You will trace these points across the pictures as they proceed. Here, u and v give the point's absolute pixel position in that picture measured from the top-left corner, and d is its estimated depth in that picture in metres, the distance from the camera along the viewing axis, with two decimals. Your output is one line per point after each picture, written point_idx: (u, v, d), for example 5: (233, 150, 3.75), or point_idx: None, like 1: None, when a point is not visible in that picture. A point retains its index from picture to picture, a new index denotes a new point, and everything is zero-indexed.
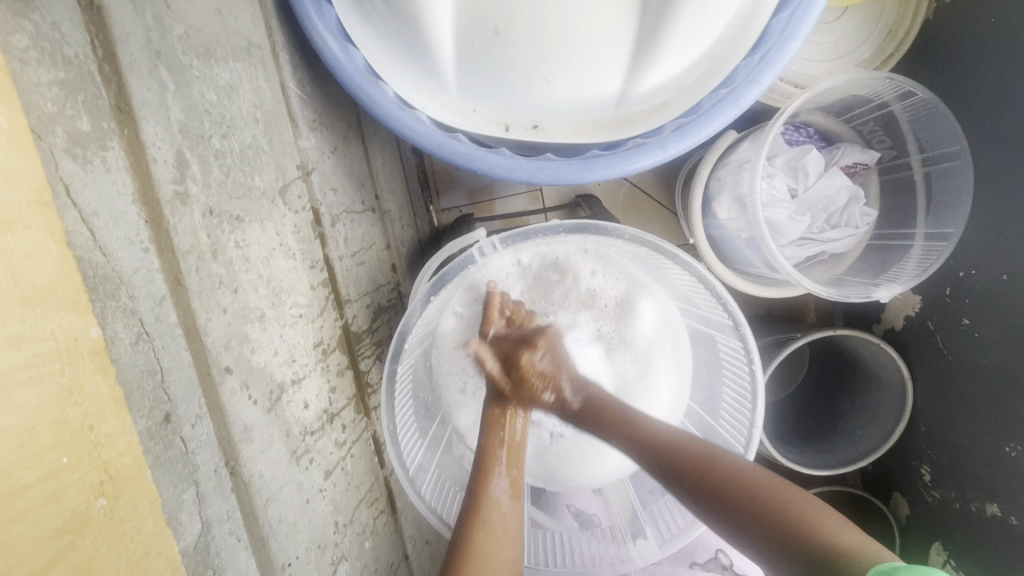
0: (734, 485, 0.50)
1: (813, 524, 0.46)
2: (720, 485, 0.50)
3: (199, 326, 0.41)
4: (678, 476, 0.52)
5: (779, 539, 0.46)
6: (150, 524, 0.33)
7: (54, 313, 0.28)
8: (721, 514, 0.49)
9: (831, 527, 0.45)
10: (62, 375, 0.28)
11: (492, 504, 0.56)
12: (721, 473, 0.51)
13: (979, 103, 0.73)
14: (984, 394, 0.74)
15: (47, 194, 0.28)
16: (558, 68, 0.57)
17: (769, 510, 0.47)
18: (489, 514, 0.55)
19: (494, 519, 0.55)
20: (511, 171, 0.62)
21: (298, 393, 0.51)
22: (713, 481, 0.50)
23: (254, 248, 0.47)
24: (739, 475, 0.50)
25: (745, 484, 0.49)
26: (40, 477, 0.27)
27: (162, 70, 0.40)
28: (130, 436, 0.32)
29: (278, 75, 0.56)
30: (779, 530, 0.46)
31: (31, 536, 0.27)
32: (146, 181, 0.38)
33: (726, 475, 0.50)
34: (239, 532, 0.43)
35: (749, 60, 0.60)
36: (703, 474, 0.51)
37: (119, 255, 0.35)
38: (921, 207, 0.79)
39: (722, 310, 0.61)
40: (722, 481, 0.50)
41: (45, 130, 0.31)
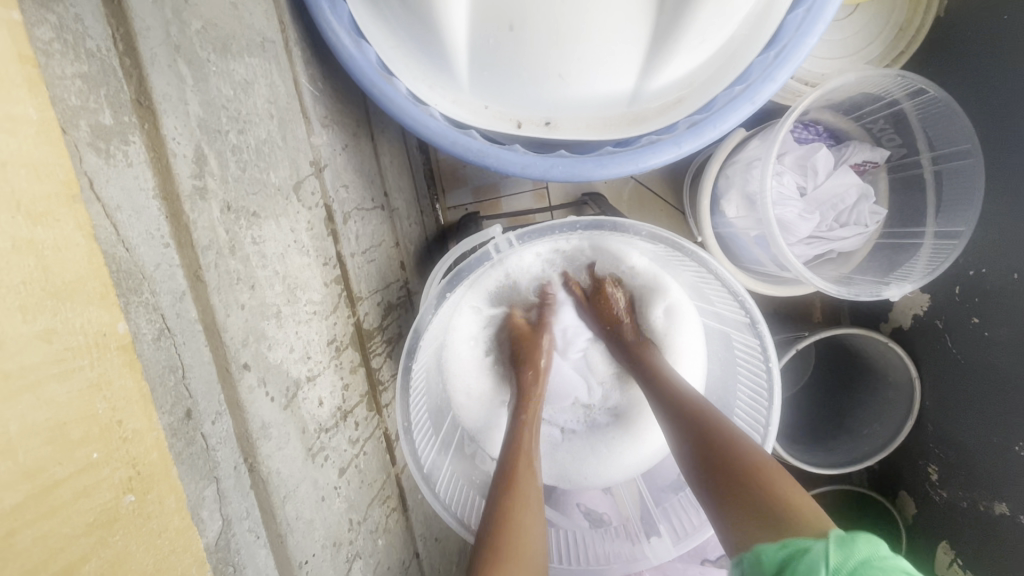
0: (720, 439, 0.51)
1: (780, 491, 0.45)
2: (709, 443, 0.51)
3: (218, 322, 0.40)
4: (677, 424, 0.55)
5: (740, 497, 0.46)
6: (176, 521, 0.33)
7: (82, 308, 0.28)
8: (700, 465, 0.51)
9: (796, 499, 0.44)
10: (91, 370, 0.28)
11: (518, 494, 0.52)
12: (710, 430, 0.52)
13: (989, 102, 0.73)
14: (993, 392, 0.74)
15: (74, 187, 0.28)
16: (573, 64, 0.56)
17: (741, 468, 0.48)
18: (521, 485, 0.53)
19: (525, 511, 0.51)
20: (525, 167, 0.62)
21: (313, 391, 0.50)
22: (705, 436, 0.52)
23: (269, 244, 0.47)
24: (726, 435, 0.51)
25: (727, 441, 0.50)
26: (70, 474, 0.27)
27: (181, 65, 0.40)
28: (156, 432, 0.32)
29: (292, 71, 0.55)
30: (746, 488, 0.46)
31: (63, 532, 0.26)
32: (166, 176, 0.37)
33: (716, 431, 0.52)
34: (257, 530, 0.43)
35: (765, 56, 0.59)
36: (697, 427, 0.53)
37: (141, 251, 0.35)
38: (932, 205, 0.79)
39: (738, 307, 0.60)
40: (710, 433, 0.52)
41: (69, 124, 0.31)
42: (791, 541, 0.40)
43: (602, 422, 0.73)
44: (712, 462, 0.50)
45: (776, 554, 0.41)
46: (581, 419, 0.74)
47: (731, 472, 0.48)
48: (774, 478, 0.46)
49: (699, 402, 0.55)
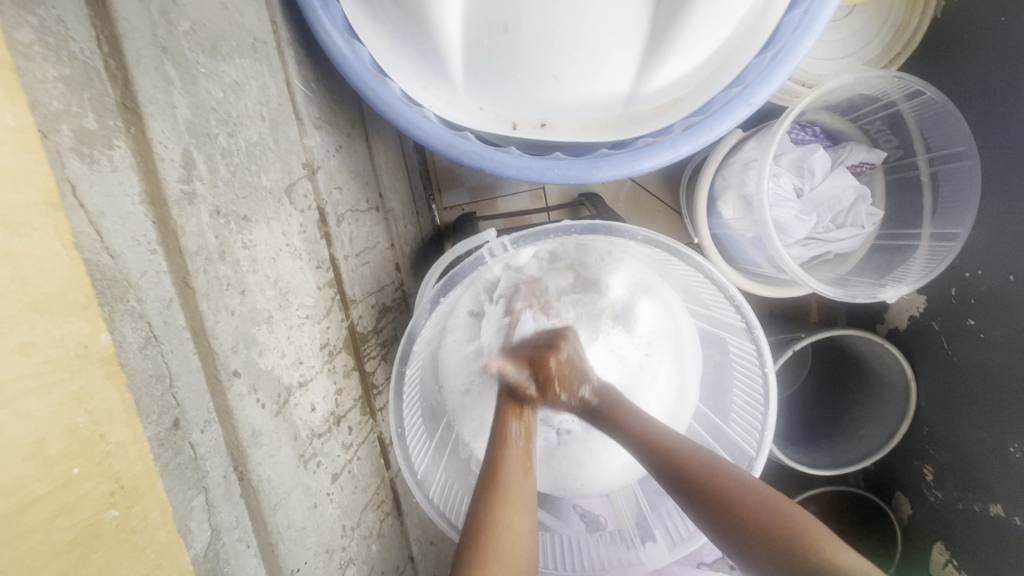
0: (715, 483, 0.50)
1: (794, 526, 0.46)
2: (729, 503, 0.48)
3: (207, 329, 0.40)
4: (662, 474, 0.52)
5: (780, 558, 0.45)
6: (161, 535, 0.32)
7: (63, 319, 0.27)
8: (720, 524, 0.48)
9: (827, 544, 0.45)
10: (72, 383, 0.27)
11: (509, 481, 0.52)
12: (726, 488, 0.49)
13: (986, 104, 0.72)
14: (987, 394, 0.74)
15: (54, 195, 0.27)
16: (567, 66, 0.56)
17: (773, 527, 0.46)
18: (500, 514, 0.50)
19: (514, 506, 0.51)
20: (520, 170, 0.61)
21: (305, 396, 0.50)
22: (724, 497, 0.49)
23: (260, 248, 0.46)
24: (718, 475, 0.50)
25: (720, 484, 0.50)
26: (50, 489, 0.26)
27: (169, 67, 0.39)
28: (141, 444, 0.31)
29: (284, 72, 0.55)
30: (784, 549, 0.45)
31: (43, 551, 0.26)
32: (153, 180, 0.37)
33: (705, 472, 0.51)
34: (247, 539, 0.42)
35: (761, 58, 0.59)
36: (705, 484, 0.50)
37: (126, 257, 0.34)
38: (928, 208, 0.79)
39: (735, 312, 0.61)
40: (717, 486, 0.49)
41: (51, 129, 0.30)
42: None
43: (598, 425, 0.66)
44: (715, 510, 0.49)
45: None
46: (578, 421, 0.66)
47: (763, 533, 0.46)
48: (808, 531, 0.46)
49: (678, 442, 0.53)
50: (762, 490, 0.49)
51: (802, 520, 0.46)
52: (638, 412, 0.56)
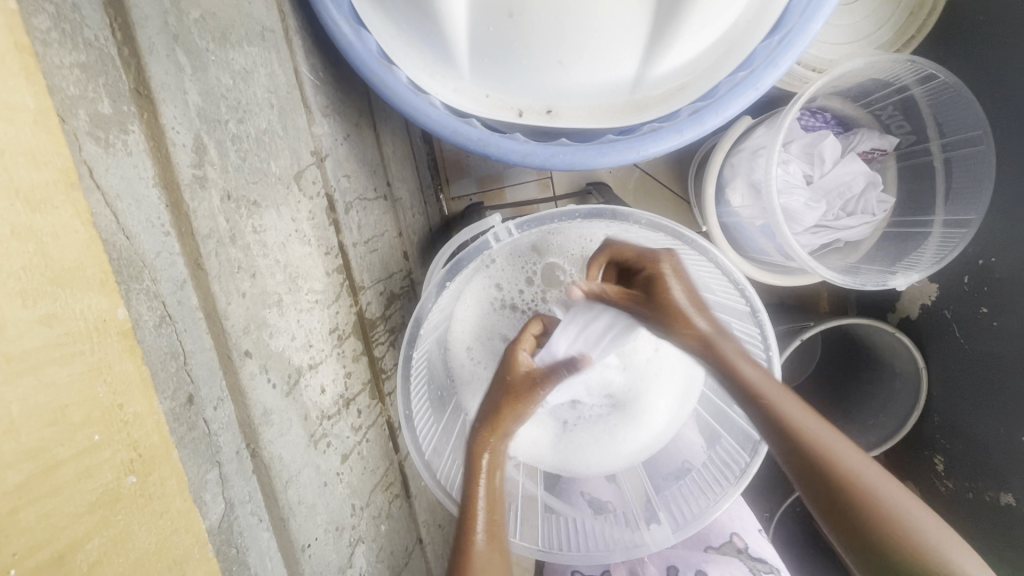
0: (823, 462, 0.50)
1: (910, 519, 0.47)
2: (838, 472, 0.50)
3: (219, 310, 0.41)
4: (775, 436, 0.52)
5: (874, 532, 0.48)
6: (178, 502, 0.33)
7: (82, 294, 0.28)
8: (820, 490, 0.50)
9: (930, 535, 0.47)
10: (92, 355, 0.29)
11: (475, 554, 0.54)
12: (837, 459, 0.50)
13: (1001, 88, 0.71)
14: (1000, 382, 0.73)
15: (72, 175, 0.28)
16: (573, 51, 0.56)
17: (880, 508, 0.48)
18: (476, 560, 0.54)
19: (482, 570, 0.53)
20: (525, 156, 0.62)
21: (315, 378, 0.51)
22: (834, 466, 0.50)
23: (271, 233, 0.47)
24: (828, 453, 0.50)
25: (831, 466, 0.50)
26: (72, 454, 0.28)
27: (180, 54, 0.40)
28: (157, 415, 0.32)
29: (292, 61, 0.55)
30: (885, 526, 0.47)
31: (66, 511, 0.27)
32: (166, 165, 0.38)
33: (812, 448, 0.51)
34: (260, 513, 0.44)
35: (768, 42, 0.59)
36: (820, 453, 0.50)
37: (141, 238, 0.35)
38: (940, 194, 0.78)
39: (739, 296, 0.61)
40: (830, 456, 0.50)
41: (68, 113, 0.31)
42: None
43: (602, 412, 0.67)
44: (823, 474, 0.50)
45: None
46: (580, 408, 0.67)
47: (869, 508, 0.48)
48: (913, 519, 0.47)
49: (786, 405, 0.52)
50: (873, 470, 0.50)
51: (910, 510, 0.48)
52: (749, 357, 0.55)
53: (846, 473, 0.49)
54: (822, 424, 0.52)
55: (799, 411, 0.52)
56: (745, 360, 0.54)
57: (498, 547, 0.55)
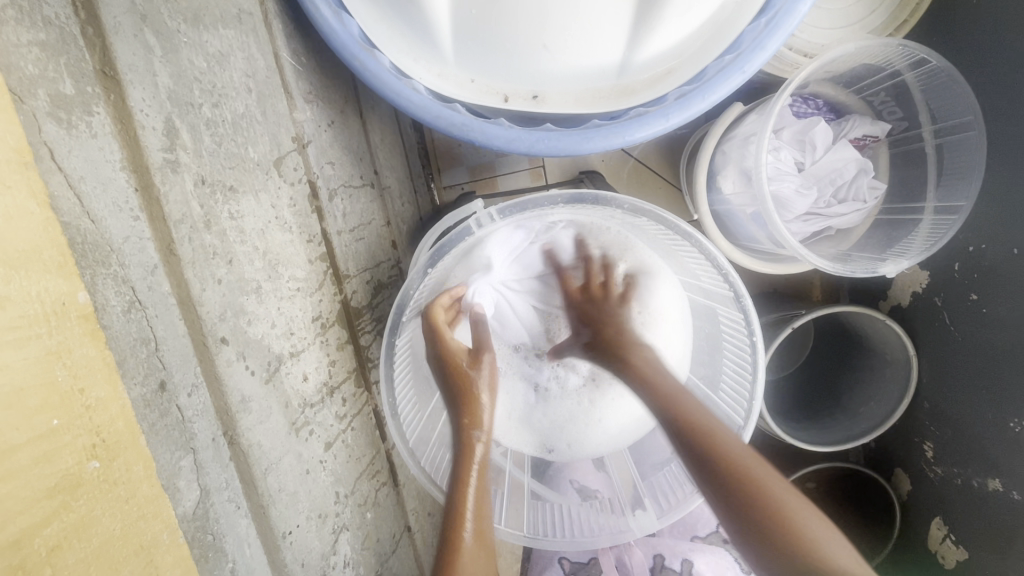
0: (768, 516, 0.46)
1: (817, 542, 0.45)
2: (715, 453, 0.49)
3: (193, 296, 0.40)
4: (664, 412, 0.53)
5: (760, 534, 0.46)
6: (145, 488, 0.33)
7: (38, 276, 0.28)
8: (695, 465, 0.50)
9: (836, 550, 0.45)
10: (50, 338, 0.28)
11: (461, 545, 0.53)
12: (717, 441, 0.50)
13: (995, 72, 0.70)
14: (988, 369, 0.73)
15: (27, 154, 0.28)
16: (556, 34, 0.55)
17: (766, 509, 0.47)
18: (464, 556, 0.52)
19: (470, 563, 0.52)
20: (509, 141, 0.61)
21: (297, 366, 0.51)
22: (713, 447, 0.50)
23: (249, 219, 0.47)
24: (768, 501, 0.47)
25: (778, 519, 0.46)
26: (29, 438, 0.27)
27: (148, 34, 0.39)
28: (122, 401, 0.32)
29: (272, 44, 0.54)
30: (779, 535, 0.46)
31: (22, 495, 0.27)
32: (135, 148, 0.37)
33: (749, 492, 0.47)
34: (238, 500, 0.44)
35: (755, 24, 0.58)
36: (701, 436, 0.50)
37: (108, 222, 0.35)
38: (932, 180, 0.77)
39: (724, 281, 0.60)
40: (707, 436, 0.50)
41: (26, 93, 0.31)
42: None
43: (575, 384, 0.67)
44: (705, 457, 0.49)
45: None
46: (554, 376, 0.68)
47: (750, 500, 0.47)
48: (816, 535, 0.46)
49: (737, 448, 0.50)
50: (758, 468, 0.49)
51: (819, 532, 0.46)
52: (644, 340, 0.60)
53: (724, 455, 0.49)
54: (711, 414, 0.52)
55: (689, 396, 0.53)
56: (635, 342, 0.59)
57: (485, 544, 0.54)
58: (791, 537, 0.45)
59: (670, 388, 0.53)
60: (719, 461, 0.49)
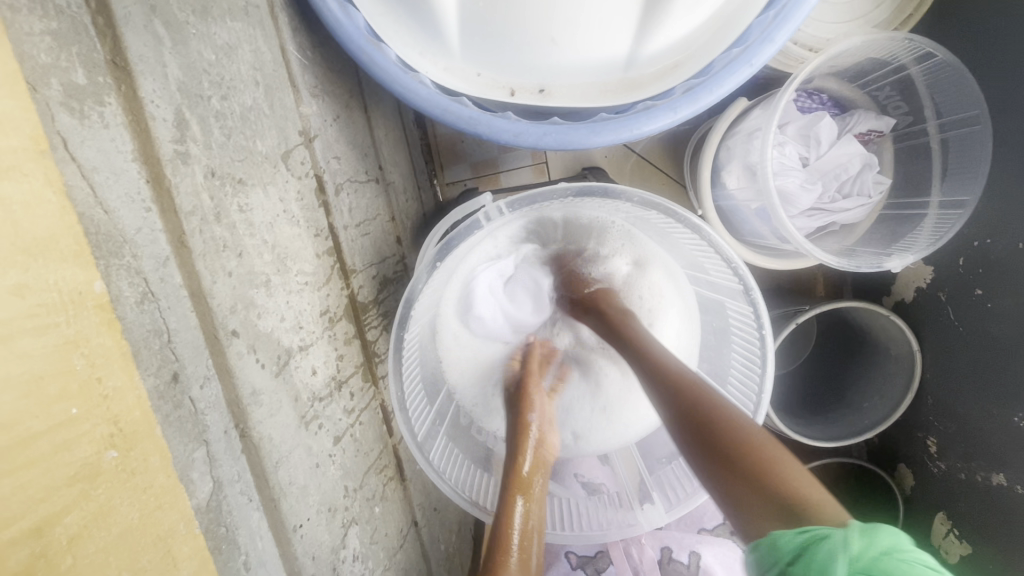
0: (732, 449, 0.47)
1: (776, 465, 0.45)
2: (681, 385, 0.52)
3: (205, 289, 0.40)
4: (638, 357, 0.56)
5: (722, 458, 0.47)
6: (161, 478, 0.33)
7: (55, 265, 0.28)
8: (664, 400, 0.52)
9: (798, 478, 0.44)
10: (68, 327, 0.28)
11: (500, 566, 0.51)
12: (686, 377, 0.52)
13: (1001, 66, 0.70)
14: (992, 364, 0.74)
15: (43, 143, 0.28)
16: (564, 27, 0.55)
17: (726, 433, 0.47)
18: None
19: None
20: (517, 135, 0.61)
21: (306, 360, 0.51)
22: (680, 381, 0.52)
23: (258, 212, 0.47)
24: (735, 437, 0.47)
25: (741, 453, 0.46)
26: (48, 427, 0.27)
27: (158, 25, 0.39)
28: (139, 391, 0.32)
29: (279, 38, 0.54)
30: (741, 457, 0.46)
31: (42, 484, 0.27)
32: (146, 139, 0.37)
33: (714, 419, 0.48)
34: (250, 493, 0.44)
35: (765, 16, 0.57)
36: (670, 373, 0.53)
37: (120, 213, 0.35)
38: (937, 174, 0.77)
39: (733, 274, 0.60)
40: (676, 374, 0.53)
41: (40, 82, 0.31)
42: (811, 528, 0.38)
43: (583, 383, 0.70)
44: (671, 390, 0.52)
45: (795, 542, 0.38)
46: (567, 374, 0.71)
47: (714, 426, 0.48)
48: (779, 460, 0.45)
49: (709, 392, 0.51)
50: (725, 401, 0.50)
51: (781, 457, 0.45)
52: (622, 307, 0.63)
53: (689, 385, 0.51)
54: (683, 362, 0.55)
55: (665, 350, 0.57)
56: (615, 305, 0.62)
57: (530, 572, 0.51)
58: (751, 459, 0.45)
59: (645, 339, 0.57)
60: (684, 391, 0.51)
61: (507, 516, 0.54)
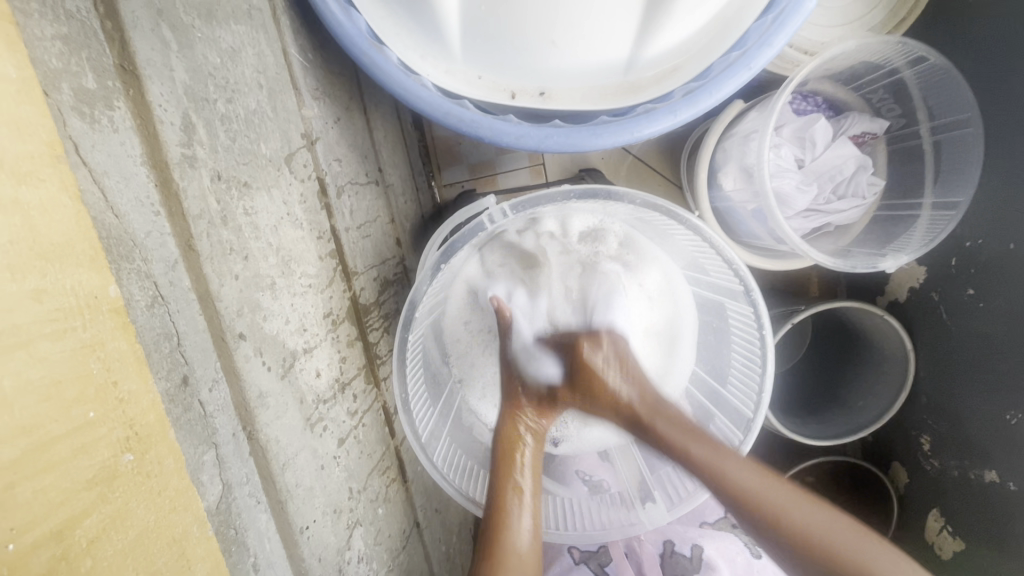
0: (818, 550, 0.51)
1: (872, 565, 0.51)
2: (770, 515, 0.53)
3: (212, 292, 0.40)
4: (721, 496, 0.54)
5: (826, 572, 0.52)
6: (175, 481, 0.33)
7: (72, 269, 0.28)
8: (755, 528, 0.54)
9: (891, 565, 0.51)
10: (84, 331, 0.28)
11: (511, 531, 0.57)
12: (771, 506, 0.53)
13: (992, 69, 0.72)
14: (984, 363, 0.75)
15: (58, 148, 0.28)
16: (566, 30, 0.55)
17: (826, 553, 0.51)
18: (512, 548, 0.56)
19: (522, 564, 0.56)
20: (519, 138, 0.61)
21: (310, 362, 0.51)
22: (770, 513, 0.53)
23: (262, 215, 0.47)
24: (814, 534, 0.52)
25: (825, 548, 0.51)
26: (69, 430, 0.27)
27: (165, 29, 0.39)
28: (152, 394, 0.32)
29: (281, 41, 0.54)
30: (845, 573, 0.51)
31: (63, 486, 0.27)
32: (154, 143, 0.37)
33: (814, 542, 0.52)
34: (257, 495, 0.44)
35: (762, 21, 0.58)
36: (757, 505, 0.53)
37: (130, 217, 0.35)
38: (930, 175, 0.79)
39: (734, 276, 0.61)
40: (761, 505, 0.53)
41: (52, 87, 0.31)
42: None
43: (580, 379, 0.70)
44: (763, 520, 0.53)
45: None
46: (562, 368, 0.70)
47: (812, 549, 0.52)
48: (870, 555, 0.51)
49: (781, 498, 0.53)
50: (810, 518, 0.53)
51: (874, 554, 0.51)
52: (670, 412, 0.57)
53: (778, 515, 0.53)
54: (760, 475, 0.54)
55: (737, 467, 0.54)
56: (666, 416, 0.57)
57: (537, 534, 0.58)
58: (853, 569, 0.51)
59: (720, 473, 0.54)
60: (774, 523, 0.53)
61: (507, 488, 0.58)
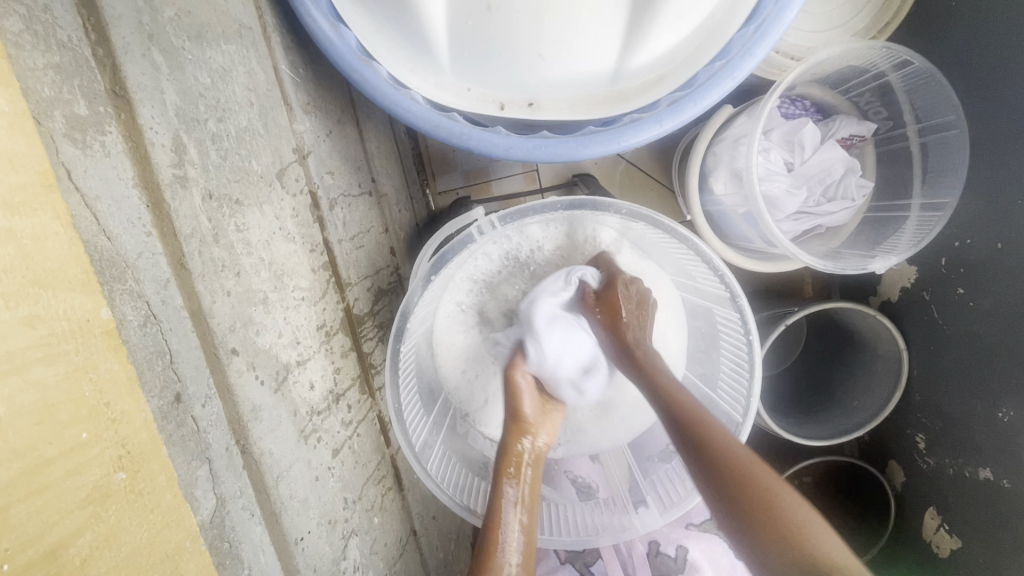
0: (744, 489, 0.48)
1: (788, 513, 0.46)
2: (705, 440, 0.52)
3: (205, 309, 0.41)
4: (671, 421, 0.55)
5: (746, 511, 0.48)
6: (167, 498, 0.35)
7: (64, 294, 0.29)
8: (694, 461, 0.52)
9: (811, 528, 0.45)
10: (76, 354, 0.30)
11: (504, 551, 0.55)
12: (709, 431, 0.52)
13: (976, 71, 0.73)
14: (976, 362, 0.75)
15: (50, 177, 0.29)
16: (552, 44, 0.56)
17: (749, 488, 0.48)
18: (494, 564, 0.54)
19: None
20: (508, 149, 0.62)
21: (304, 374, 0.51)
22: (709, 441, 0.52)
23: (254, 231, 0.47)
24: (754, 477, 0.49)
25: (762, 501, 0.47)
26: (62, 452, 0.29)
27: (155, 53, 0.40)
28: (144, 413, 0.34)
29: (271, 58, 0.55)
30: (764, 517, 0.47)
31: (57, 507, 0.29)
32: (145, 164, 0.38)
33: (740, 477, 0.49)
34: (251, 507, 0.45)
35: (744, 31, 0.59)
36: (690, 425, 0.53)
37: (122, 239, 0.36)
38: (917, 177, 0.79)
39: (719, 281, 0.62)
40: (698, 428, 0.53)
41: (43, 115, 0.32)
42: None
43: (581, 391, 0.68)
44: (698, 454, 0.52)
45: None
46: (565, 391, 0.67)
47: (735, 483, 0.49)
48: (784, 502, 0.47)
49: (720, 440, 0.52)
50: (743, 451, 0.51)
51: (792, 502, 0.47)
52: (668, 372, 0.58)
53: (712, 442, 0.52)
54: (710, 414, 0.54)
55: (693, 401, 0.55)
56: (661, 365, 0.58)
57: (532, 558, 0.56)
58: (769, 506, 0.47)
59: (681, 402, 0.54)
60: (709, 448, 0.51)
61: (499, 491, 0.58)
